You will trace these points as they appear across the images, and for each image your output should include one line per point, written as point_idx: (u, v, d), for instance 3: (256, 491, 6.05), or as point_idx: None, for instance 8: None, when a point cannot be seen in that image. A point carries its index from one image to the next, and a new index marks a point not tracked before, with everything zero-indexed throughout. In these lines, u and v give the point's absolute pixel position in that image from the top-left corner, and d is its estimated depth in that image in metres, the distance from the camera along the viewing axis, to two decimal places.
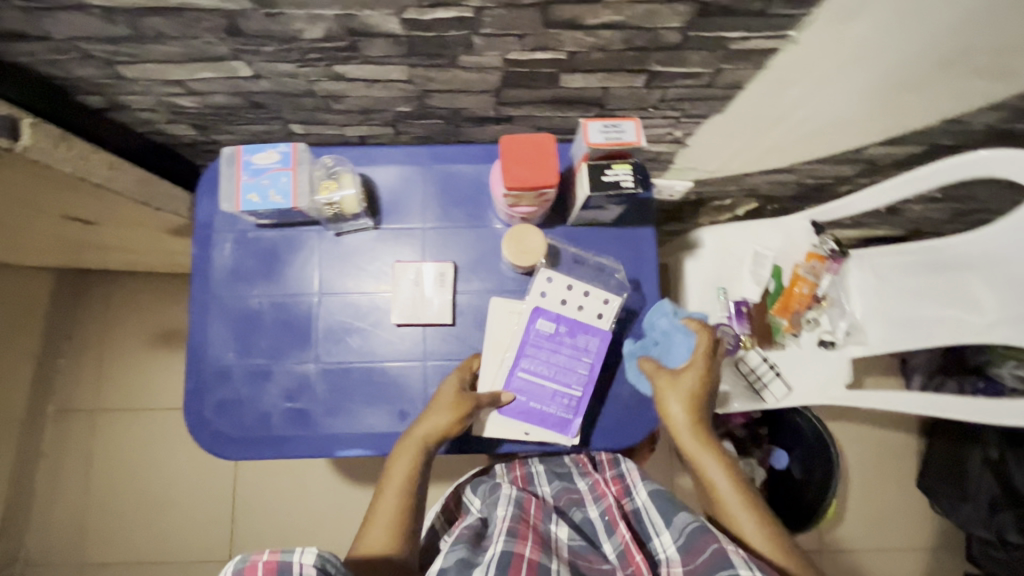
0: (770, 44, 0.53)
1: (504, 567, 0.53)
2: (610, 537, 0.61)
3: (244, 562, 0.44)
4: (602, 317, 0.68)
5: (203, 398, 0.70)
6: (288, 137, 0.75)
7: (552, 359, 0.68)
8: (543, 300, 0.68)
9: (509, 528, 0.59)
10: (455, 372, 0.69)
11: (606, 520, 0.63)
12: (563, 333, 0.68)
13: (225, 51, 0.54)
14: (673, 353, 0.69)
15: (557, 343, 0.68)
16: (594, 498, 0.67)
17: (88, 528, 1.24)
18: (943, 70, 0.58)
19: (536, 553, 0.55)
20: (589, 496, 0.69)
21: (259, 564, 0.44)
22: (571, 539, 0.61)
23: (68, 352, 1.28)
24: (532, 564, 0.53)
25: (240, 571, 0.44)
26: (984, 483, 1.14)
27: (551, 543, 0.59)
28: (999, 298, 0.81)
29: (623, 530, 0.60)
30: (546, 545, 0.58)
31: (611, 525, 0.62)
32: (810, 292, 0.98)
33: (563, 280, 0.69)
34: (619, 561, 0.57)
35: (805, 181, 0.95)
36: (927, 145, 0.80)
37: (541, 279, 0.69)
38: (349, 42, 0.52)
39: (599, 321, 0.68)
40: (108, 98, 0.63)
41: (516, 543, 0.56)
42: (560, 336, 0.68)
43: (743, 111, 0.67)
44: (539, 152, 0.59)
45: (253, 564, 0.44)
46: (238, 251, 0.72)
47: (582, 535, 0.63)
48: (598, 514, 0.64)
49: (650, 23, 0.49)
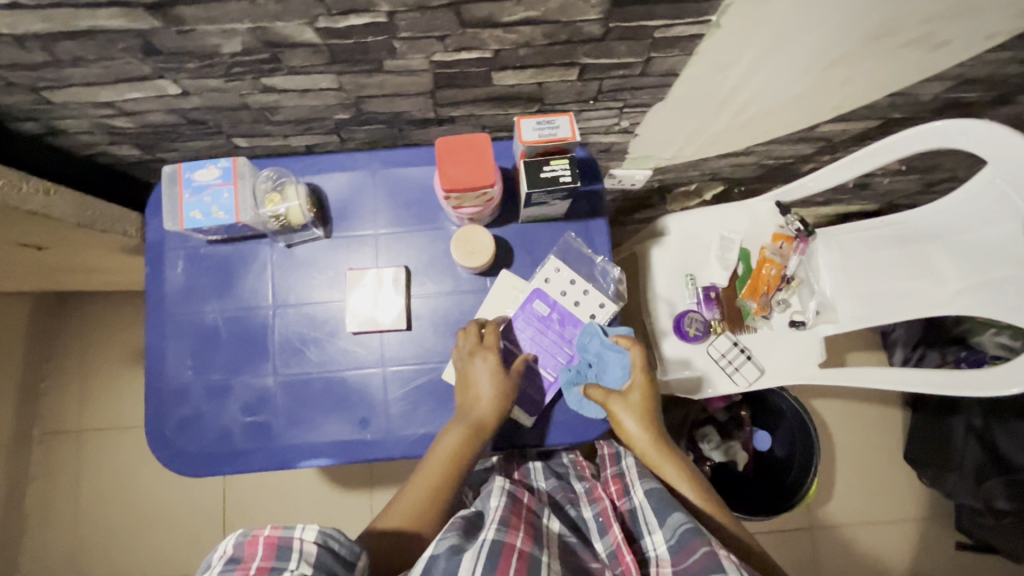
0: (695, 30, 0.53)
1: (494, 555, 0.50)
2: (603, 537, 0.60)
3: (245, 536, 0.45)
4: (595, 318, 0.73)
5: (164, 416, 0.71)
6: (234, 151, 0.74)
7: (538, 338, 0.72)
8: (546, 285, 0.72)
9: (503, 517, 0.56)
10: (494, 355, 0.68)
11: (599, 522, 0.62)
12: (557, 318, 0.72)
13: (147, 70, 0.54)
14: (609, 372, 0.69)
15: (548, 325, 0.72)
16: (590, 501, 0.67)
17: (80, 549, 1.25)
18: (877, 43, 0.57)
19: (528, 544, 0.53)
20: (585, 498, 0.68)
21: (262, 537, 0.45)
22: (563, 532, 0.60)
23: (50, 376, 1.28)
24: (523, 557, 0.50)
25: (241, 543, 0.45)
26: (969, 450, 1.14)
27: (544, 536, 0.57)
28: (960, 268, 0.81)
29: (615, 531, 0.59)
30: (540, 538, 0.55)
31: (604, 525, 0.61)
32: (778, 274, 0.96)
33: (569, 274, 0.72)
34: (609, 560, 0.57)
35: (765, 162, 0.94)
36: (880, 119, 0.79)
37: (548, 267, 0.72)
38: (270, 54, 0.52)
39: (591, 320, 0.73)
40: (43, 124, 0.63)
41: (507, 533, 0.53)
42: (550, 320, 0.72)
43: (685, 96, 0.66)
44: (475, 152, 0.59)
45: (256, 537, 0.45)
46: (190, 269, 0.72)
47: (575, 532, 0.62)
48: (594, 515, 0.64)
49: (566, 17, 0.49)
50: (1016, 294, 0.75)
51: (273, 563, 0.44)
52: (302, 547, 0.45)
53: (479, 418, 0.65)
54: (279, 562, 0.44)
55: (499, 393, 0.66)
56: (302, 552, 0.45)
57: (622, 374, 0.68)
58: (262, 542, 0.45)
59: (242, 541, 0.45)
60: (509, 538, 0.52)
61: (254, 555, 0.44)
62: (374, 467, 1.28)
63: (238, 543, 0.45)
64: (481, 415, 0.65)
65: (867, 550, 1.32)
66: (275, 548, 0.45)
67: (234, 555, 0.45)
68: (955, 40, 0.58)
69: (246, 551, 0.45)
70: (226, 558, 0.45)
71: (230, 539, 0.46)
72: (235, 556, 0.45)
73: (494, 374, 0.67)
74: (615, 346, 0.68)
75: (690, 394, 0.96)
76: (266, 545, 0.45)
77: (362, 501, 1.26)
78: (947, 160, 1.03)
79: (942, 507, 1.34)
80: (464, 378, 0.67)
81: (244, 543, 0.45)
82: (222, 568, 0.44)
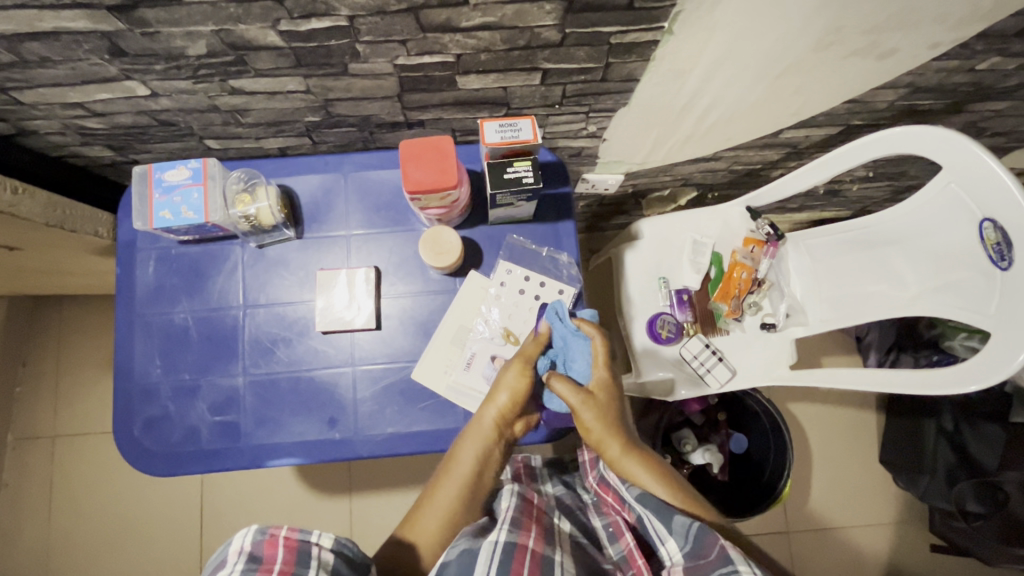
0: (650, 36, 0.54)
1: (508, 556, 0.53)
2: (613, 543, 0.63)
3: (263, 535, 0.48)
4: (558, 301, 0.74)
5: (131, 416, 0.71)
6: (207, 153, 0.75)
7: None
8: (503, 289, 0.73)
9: (515, 517, 0.59)
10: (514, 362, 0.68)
11: (610, 531, 0.65)
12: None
13: (115, 71, 0.55)
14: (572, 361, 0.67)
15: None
16: (598, 511, 0.70)
17: (54, 555, 1.23)
18: (825, 51, 0.59)
19: (540, 545, 0.56)
20: (593, 508, 0.72)
21: (281, 540, 0.48)
22: (575, 532, 0.65)
23: (26, 380, 1.27)
24: (536, 557, 0.54)
25: (259, 541, 0.48)
26: (940, 453, 1.15)
27: (555, 535, 0.60)
28: (919, 269, 0.83)
29: (627, 537, 0.62)
30: (552, 537, 0.59)
31: (615, 533, 0.64)
32: (750, 277, 0.99)
33: (521, 272, 0.74)
34: (623, 564, 0.60)
35: (734, 168, 0.96)
36: (841, 126, 0.81)
37: (501, 270, 0.73)
38: (235, 57, 0.53)
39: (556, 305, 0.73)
40: (13, 124, 0.64)
41: (520, 534, 0.56)
42: None
43: (649, 102, 0.68)
44: (438, 153, 0.60)
45: (275, 538, 0.48)
46: (161, 269, 0.73)
47: (586, 536, 0.65)
48: (604, 524, 0.67)
49: (522, 22, 0.51)
50: (976, 294, 0.76)
51: (291, 569, 0.47)
52: (319, 555, 0.49)
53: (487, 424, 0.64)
54: (297, 569, 0.47)
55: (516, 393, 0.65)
56: (319, 559, 0.49)
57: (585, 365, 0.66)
58: (281, 545, 0.48)
59: (260, 541, 0.48)
60: (521, 539, 0.56)
61: (274, 557, 0.47)
62: (353, 472, 1.28)
63: (255, 541, 0.48)
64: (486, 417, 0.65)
65: (844, 553, 1.33)
66: (295, 552, 0.48)
67: (252, 553, 0.48)
68: (902, 49, 0.61)
69: (265, 551, 0.47)
70: (245, 555, 0.47)
71: (247, 535, 0.48)
72: (255, 555, 0.47)
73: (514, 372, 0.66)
74: (578, 333, 0.66)
75: (663, 396, 0.96)
76: (285, 548, 0.48)
77: (341, 506, 1.26)
78: (912, 167, 1.06)
79: (916, 510, 1.35)
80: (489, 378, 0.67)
81: (263, 542, 0.48)
82: (242, 565, 0.47)
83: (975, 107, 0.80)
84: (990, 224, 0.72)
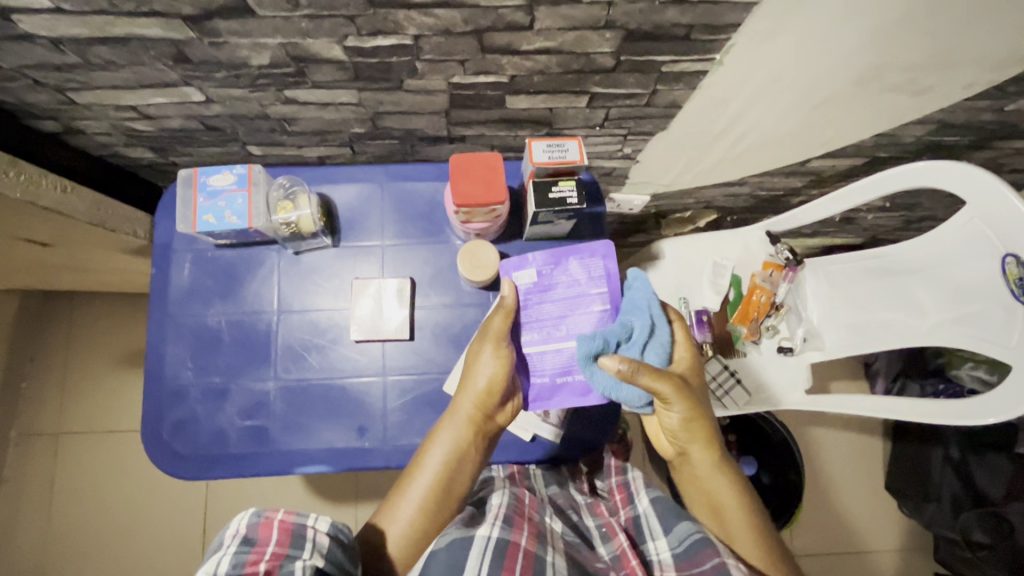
0: (699, 67, 0.56)
1: (500, 554, 0.54)
2: (606, 543, 0.64)
3: (259, 517, 0.48)
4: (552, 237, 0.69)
5: (159, 417, 0.71)
6: (247, 158, 0.76)
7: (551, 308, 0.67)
8: None
9: (507, 514, 0.60)
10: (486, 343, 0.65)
11: (603, 530, 0.67)
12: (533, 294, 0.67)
13: (175, 77, 0.56)
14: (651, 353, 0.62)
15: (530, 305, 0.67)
16: (592, 513, 0.71)
17: (51, 555, 1.21)
18: (864, 86, 0.61)
19: (533, 544, 0.57)
20: (587, 509, 0.73)
21: (277, 521, 0.48)
22: (566, 534, 0.65)
23: (33, 375, 1.25)
24: (528, 556, 0.54)
25: (255, 523, 0.48)
26: (947, 481, 1.16)
27: (547, 535, 0.61)
28: (938, 299, 0.85)
29: (620, 538, 0.63)
30: (543, 537, 0.59)
31: (607, 534, 0.66)
32: (768, 300, 0.99)
33: None
34: (614, 562, 0.60)
35: (757, 194, 0.98)
36: (866, 157, 0.83)
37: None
38: (296, 68, 0.54)
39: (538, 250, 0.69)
40: (62, 123, 0.64)
41: (512, 531, 0.57)
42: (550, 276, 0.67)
43: (687, 128, 0.70)
44: (489, 171, 0.62)
45: (271, 520, 0.49)
46: (197, 271, 0.73)
47: (577, 535, 0.66)
48: (597, 524, 0.68)
49: (581, 48, 0.52)
50: (996, 325, 0.78)
51: (287, 549, 0.47)
52: (315, 537, 0.49)
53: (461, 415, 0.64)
54: (293, 550, 0.47)
55: (493, 382, 0.64)
56: (314, 542, 0.49)
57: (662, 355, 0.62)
58: (276, 527, 0.48)
59: (255, 523, 0.48)
60: (515, 537, 0.56)
61: (268, 539, 0.47)
62: (359, 480, 1.27)
63: (250, 524, 0.48)
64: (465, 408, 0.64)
65: None
66: (290, 535, 0.48)
67: (248, 535, 0.47)
68: (937, 87, 0.63)
69: (259, 534, 0.47)
70: (239, 537, 0.47)
71: (244, 518, 0.48)
72: (249, 537, 0.47)
73: (491, 358, 0.64)
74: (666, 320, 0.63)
75: None
76: (280, 530, 0.48)
77: (346, 514, 1.25)
78: (927, 199, 1.09)
79: (920, 538, 1.36)
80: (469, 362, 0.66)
81: (257, 525, 0.48)
82: (236, 546, 0.46)
83: (997, 145, 0.83)
84: (1012, 259, 0.74)
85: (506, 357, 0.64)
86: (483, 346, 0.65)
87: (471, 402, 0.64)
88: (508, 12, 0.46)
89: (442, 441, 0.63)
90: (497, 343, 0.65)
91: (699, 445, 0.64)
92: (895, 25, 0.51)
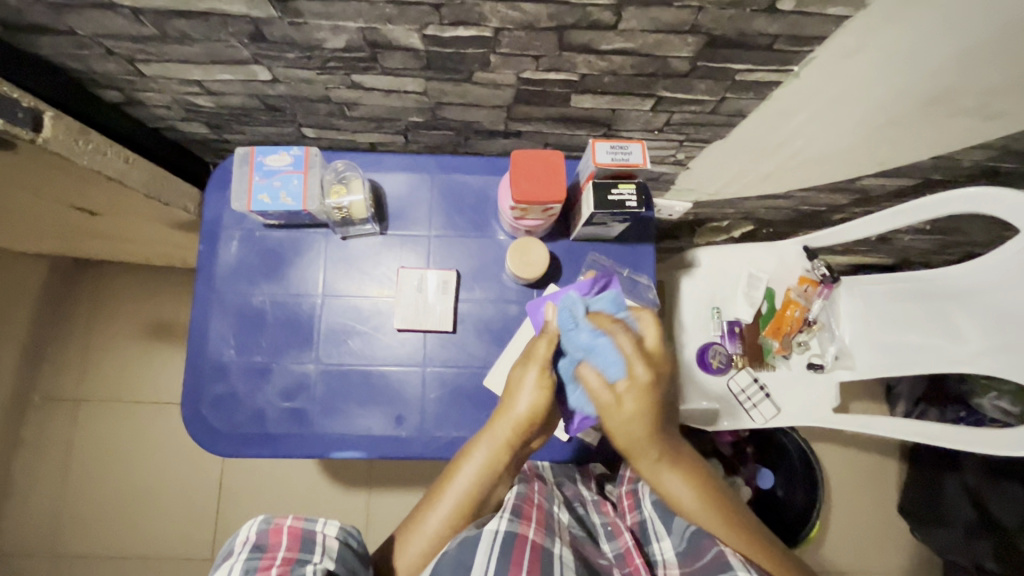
0: (774, 77, 0.56)
1: (508, 548, 0.54)
2: (610, 541, 0.65)
3: (269, 523, 0.51)
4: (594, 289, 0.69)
5: (200, 393, 0.71)
6: (300, 139, 0.76)
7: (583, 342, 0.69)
8: None
9: (516, 505, 0.60)
10: (534, 369, 0.63)
11: (608, 528, 0.67)
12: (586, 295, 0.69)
13: (246, 55, 0.55)
14: (607, 364, 0.60)
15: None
16: (598, 509, 0.71)
17: (66, 520, 1.22)
18: (935, 108, 0.60)
19: (540, 536, 0.57)
20: (593, 501, 0.73)
21: (286, 527, 0.51)
22: (572, 525, 0.65)
23: (58, 341, 1.25)
24: (536, 549, 0.54)
25: (265, 530, 0.51)
26: (960, 510, 1.14)
27: (555, 525, 0.61)
28: (981, 327, 0.82)
29: (625, 537, 0.64)
30: (551, 528, 0.60)
31: (612, 532, 0.67)
32: (802, 316, 0.97)
33: None
34: (616, 559, 0.62)
35: (799, 208, 0.97)
36: (919, 179, 0.82)
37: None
38: (369, 53, 0.54)
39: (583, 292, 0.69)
40: (124, 94, 0.64)
41: (521, 524, 0.57)
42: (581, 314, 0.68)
43: (746, 138, 0.70)
44: (548, 168, 0.61)
45: (280, 526, 0.51)
46: (244, 249, 0.73)
47: (583, 528, 0.67)
48: (602, 520, 0.69)
49: (659, 51, 0.51)
50: None
51: (298, 554, 0.49)
52: (323, 541, 0.51)
53: (497, 434, 0.63)
54: (303, 554, 0.49)
55: (534, 412, 0.62)
56: (323, 546, 0.51)
57: (617, 364, 0.60)
58: (285, 533, 0.51)
59: (266, 530, 0.50)
60: (522, 530, 0.56)
61: (278, 545, 0.50)
62: (374, 467, 1.27)
63: (260, 531, 0.51)
64: (503, 430, 0.63)
65: None
66: (299, 540, 0.50)
67: (258, 542, 0.50)
68: (1008, 114, 0.62)
69: (270, 540, 0.50)
70: (250, 545, 0.50)
71: (253, 527, 0.51)
72: (259, 543, 0.50)
73: (536, 388, 0.62)
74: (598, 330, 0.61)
75: (706, 425, 0.96)
76: (289, 536, 0.50)
77: (359, 500, 1.26)
78: (968, 225, 1.08)
79: (928, 563, 1.35)
80: (512, 385, 0.64)
81: (267, 532, 0.50)
82: (247, 553, 0.49)
83: None
84: None
85: (549, 388, 0.62)
86: (529, 369, 0.63)
87: (510, 428, 0.62)
88: (595, 11, 0.46)
89: (474, 462, 0.63)
90: (540, 375, 0.62)
91: (641, 453, 0.63)
92: (979, 51, 0.51)
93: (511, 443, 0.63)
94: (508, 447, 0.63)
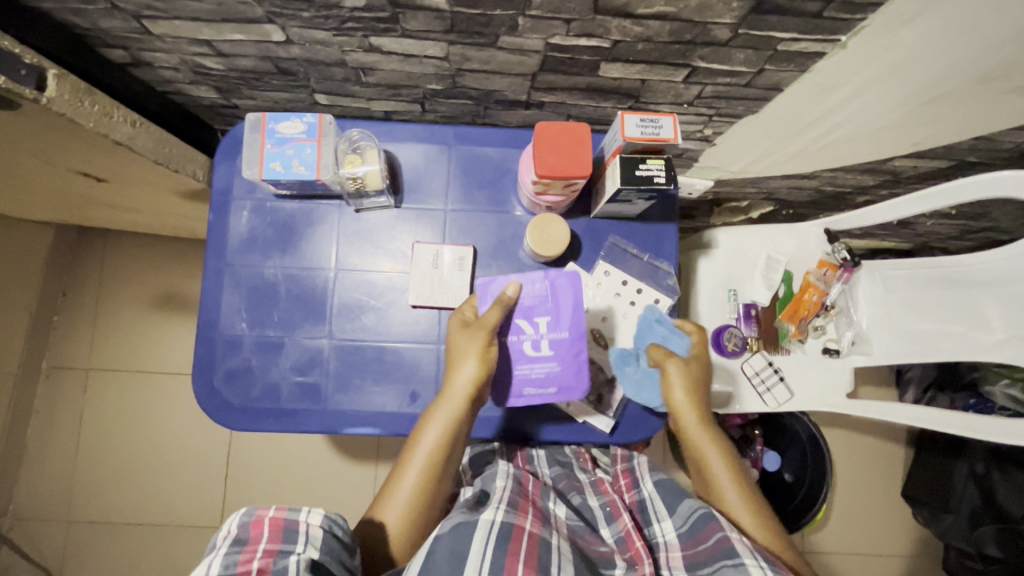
0: (819, 48, 0.52)
1: (505, 538, 0.52)
2: (610, 525, 0.63)
3: (250, 516, 0.49)
4: (609, 275, 0.73)
5: (213, 366, 0.70)
6: (313, 106, 0.73)
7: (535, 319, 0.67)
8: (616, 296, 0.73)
9: (511, 498, 0.58)
10: (479, 334, 0.63)
11: (608, 510, 0.65)
12: (551, 299, 0.67)
13: (260, 13, 0.52)
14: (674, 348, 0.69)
15: (543, 302, 0.67)
16: (595, 491, 0.69)
17: (77, 486, 1.23)
18: (986, 84, 0.57)
19: (537, 527, 0.55)
20: (589, 487, 0.71)
21: (267, 519, 0.49)
22: (570, 517, 0.63)
23: (66, 310, 1.25)
24: (534, 538, 0.53)
25: (246, 522, 0.49)
26: (967, 494, 1.14)
27: (551, 519, 0.60)
28: (1005, 314, 0.78)
29: (624, 519, 0.62)
30: (547, 520, 0.58)
31: (612, 514, 0.64)
32: (820, 300, 0.94)
33: (619, 275, 0.73)
34: (617, 544, 0.60)
35: (823, 189, 0.94)
36: (954, 160, 0.79)
37: (599, 270, 0.73)
38: (390, 13, 0.51)
39: (603, 275, 0.73)
40: (130, 53, 0.61)
41: (516, 516, 0.55)
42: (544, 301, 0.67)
43: (778, 113, 0.67)
44: (573, 140, 0.59)
45: (261, 518, 0.49)
46: (255, 220, 0.71)
47: (581, 517, 0.64)
48: (601, 503, 0.67)
49: (700, 17, 0.48)
50: None
51: (279, 546, 0.48)
52: (306, 531, 0.49)
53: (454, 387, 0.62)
54: (285, 546, 0.48)
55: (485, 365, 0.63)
56: (307, 535, 0.49)
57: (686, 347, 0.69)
58: (267, 524, 0.49)
59: (247, 522, 0.49)
60: (519, 521, 0.55)
61: (260, 537, 0.48)
62: (381, 439, 1.28)
63: (242, 524, 0.49)
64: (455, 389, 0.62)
65: None
66: (281, 531, 0.49)
67: (238, 536, 0.48)
68: None
69: (252, 532, 0.48)
70: (231, 538, 0.48)
71: (234, 520, 0.49)
72: (241, 536, 0.48)
73: (477, 354, 0.63)
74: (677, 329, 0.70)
75: (718, 408, 0.95)
76: (270, 527, 0.49)
77: (366, 471, 1.27)
78: (996, 210, 1.04)
79: (928, 543, 1.37)
80: (452, 344, 0.64)
81: (249, 524, 0.49)
82: (227, 547, 0.47)
83: None
84: None
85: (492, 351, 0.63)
86: (471, 337, 0.63)
87: (465, 384, 0.62)
88: None
89: (433, 429, 0.61)
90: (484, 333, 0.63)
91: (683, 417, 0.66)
92: None
93: (465, 399, 0.62)
94: (463, 402, 0.62)
